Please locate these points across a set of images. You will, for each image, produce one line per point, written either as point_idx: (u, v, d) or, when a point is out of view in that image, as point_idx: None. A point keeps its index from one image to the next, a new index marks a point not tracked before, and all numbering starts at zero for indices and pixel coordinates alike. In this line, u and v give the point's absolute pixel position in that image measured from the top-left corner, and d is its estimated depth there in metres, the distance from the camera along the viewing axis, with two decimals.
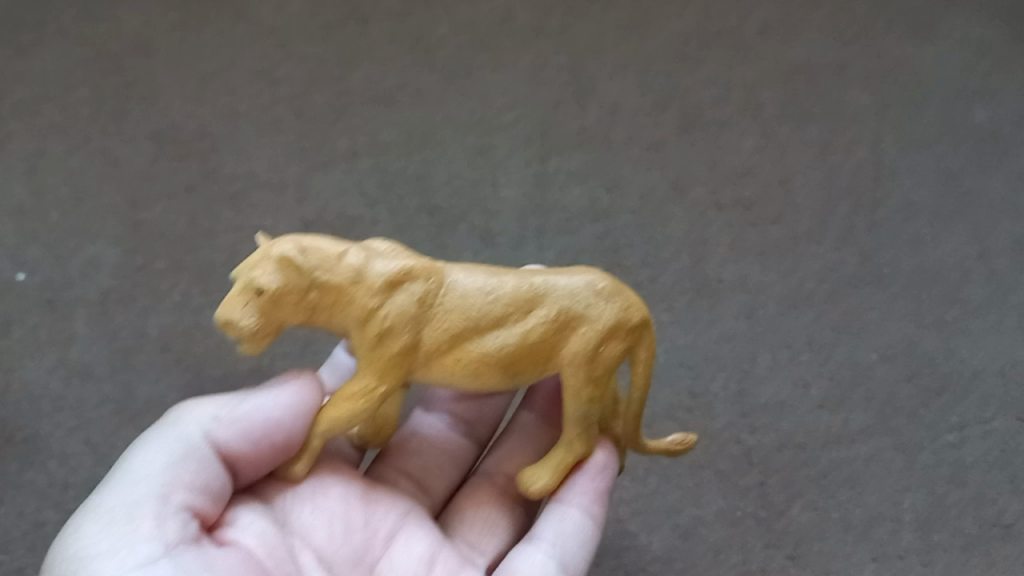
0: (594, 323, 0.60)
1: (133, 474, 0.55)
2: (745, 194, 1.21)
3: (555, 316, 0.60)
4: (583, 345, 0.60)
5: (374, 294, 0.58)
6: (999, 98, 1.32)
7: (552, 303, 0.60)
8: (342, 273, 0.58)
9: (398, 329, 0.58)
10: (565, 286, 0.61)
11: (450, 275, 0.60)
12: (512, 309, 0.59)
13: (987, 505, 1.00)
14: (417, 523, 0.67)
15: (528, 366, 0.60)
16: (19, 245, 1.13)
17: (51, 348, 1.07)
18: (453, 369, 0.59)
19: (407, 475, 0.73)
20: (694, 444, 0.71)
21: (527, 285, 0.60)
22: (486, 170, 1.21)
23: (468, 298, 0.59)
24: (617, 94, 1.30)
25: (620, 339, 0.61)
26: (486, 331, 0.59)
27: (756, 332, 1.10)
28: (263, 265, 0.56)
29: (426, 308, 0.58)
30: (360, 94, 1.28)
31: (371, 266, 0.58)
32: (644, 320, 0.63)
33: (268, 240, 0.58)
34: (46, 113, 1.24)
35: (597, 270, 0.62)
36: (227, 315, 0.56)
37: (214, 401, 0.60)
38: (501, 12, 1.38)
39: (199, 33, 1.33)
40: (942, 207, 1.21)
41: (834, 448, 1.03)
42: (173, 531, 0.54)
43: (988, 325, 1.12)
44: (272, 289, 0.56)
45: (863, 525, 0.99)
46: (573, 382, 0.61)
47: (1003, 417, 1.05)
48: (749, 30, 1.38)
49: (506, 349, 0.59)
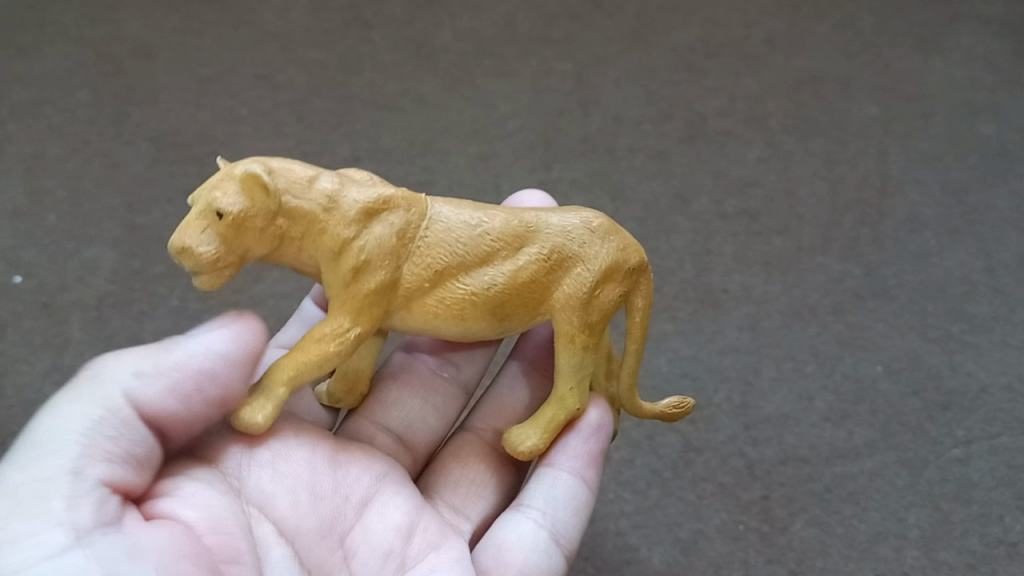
0: (588, 264, 0.61)
1: (41, 447, 0.51)
2: (749, 204, 1.20)
3: (548, 254, 0.61)
4: (576, 287, 0.61)
5: (349, 224, 0.58)
6: (1006, 111, 1.30)
7: (543, 240, 0.61)
8: (315, 199, 0.57)
9: (377, 262, 0.58)
10: (559, 225, 0.62)
11: (431, 209, 0.60)
12: (501, 246, 0.60)
13: (993, 523, 0.98)
14: (392, 489, 0.64)
15: (514, 306, 0.61)
16: (16, 247, 1.12)
17: (45, 352, 1.05)
18: (434, 305, 0.60)
19: (389, 431, 0.73)
20: (690, 408, 0.72)
21: (517, 222, 0.61)
22: (488, 177, 1.20)
23: (453, 233, 0.60)
24: (620, 102, 1.29)
25: (615, 281, 0.63)
26: (473, 269, 0.60)
27: (759, 344, 1.09)
28: (225, 186, 0.55)
29: (405, 241, 0.59)
30: (362, 100, 1.27)
31: (345, 194, 0.58)
32: (642, 264, 0.64)
33: (231, 163, 0.57)
34: (45, 115, 1.23)
35: (591, 210, 0.64)
36: (183, 239, 0.55)
37: (130, 353, 0.55)
38: (505, 20, 1.37)
39: (200, 37, 1.32)
40: (949, 220, 1.19)
41: (838, 462, 1.02)
42: (88, 512, 0.49)
43: (995, 340, 1.10)
44: (233, 213, 0.55)
45: (867, 541, 0.97)
46: (570, 328, 0.62)
47: (1010, 433, 1.04)
48: (754, 40, 1.37)
49: (496, 287, 0.60)
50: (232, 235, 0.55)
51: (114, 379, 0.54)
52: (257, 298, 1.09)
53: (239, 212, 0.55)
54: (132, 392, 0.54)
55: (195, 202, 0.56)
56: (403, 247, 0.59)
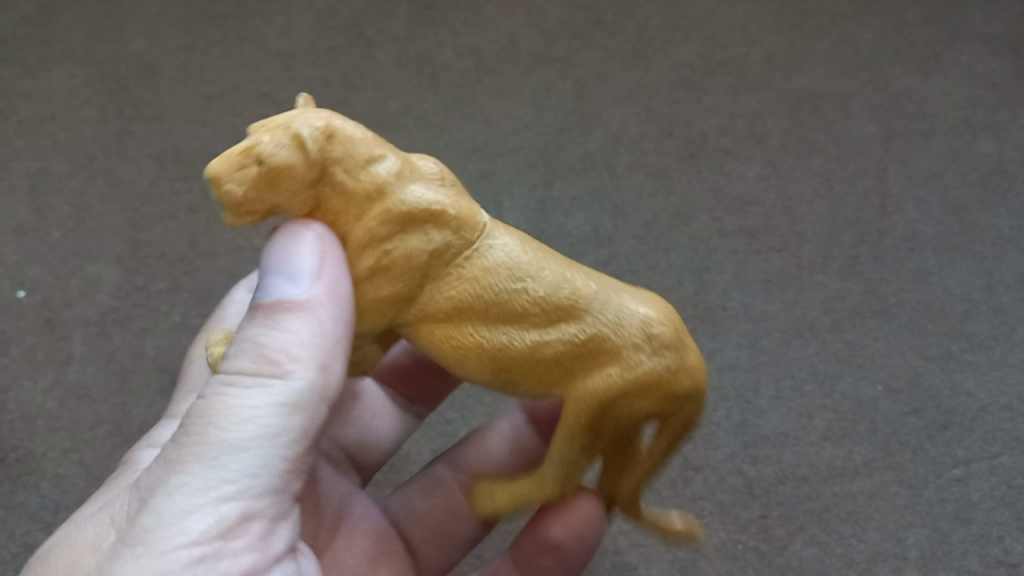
0: (626, 370, 0.50)
1: (251, 465, 0.49)
2: (749, 221, 1.20)
3: (584, 339, 0.50)
4: (602, 387, 0.50)
5: (384, 223, 0.50)
6: (1007, 129, 1.30)
7: (588, 324, 0.51)
8: (365, 183, 0.50)
9: (396, 274, 0.50)
10: (615, 313, 0.51)
11: (484, 240, 0.52)
12: (536, 310, 0.50)
13: (994, 544, 0.99)
14: (357, 516, 0.73)
15: (523, 374, 0.51)
16: (20, 264, 1.14)
17: (47, 367, 1.06)
18: (437, 342, 0.51)
19: (343, 450, 0.79)
20: (690, 534, 0.66)
21: (569, 292, 0.51)
22: (488, 195, 1.21)
23: (491, 274, 0.51)
24: (621, 120, 1.30)
25: (655, 399, 0.51)
26: (494, 321, 0.51)
27: (758, 362, 1.09)
28: (278, 134, 0.49)
29: (435, 263, 0.51)
30: (364, 118, 1.28)
31: (398, 189, 0.50)
32: (694, 393, 0.52)
33: (304, 108, 0.51)
34: (51, 132, 1.24)
35: (665, 311, 0.52)
36: (219, 169, 0.49)
37: (281, 333, 0.51)
38: (507, 38, 1.38)
39: (205, 55, 1.33)
40: (948, 238, 1.19)
41: (837, 481, 1.02)
42: (279, 533, 0.53)
43: (996, 359, 1.10)
44: (270, 163, 0.48)
45: (866, 561, 0.98)
46: (574, 420, 0.51)
47: (1010, 453, 1.04)
48: (754, 59, 1.37)
49: (509, 348, 0.50)
50: (263, 186, 0.49)
51: (282, 373, 0.51)
52: None
53: (277, 165, 0.48)
54: (309, 388, 0.51)
55: (248, 135, 0.50)
56: (433, 267, 0.51)
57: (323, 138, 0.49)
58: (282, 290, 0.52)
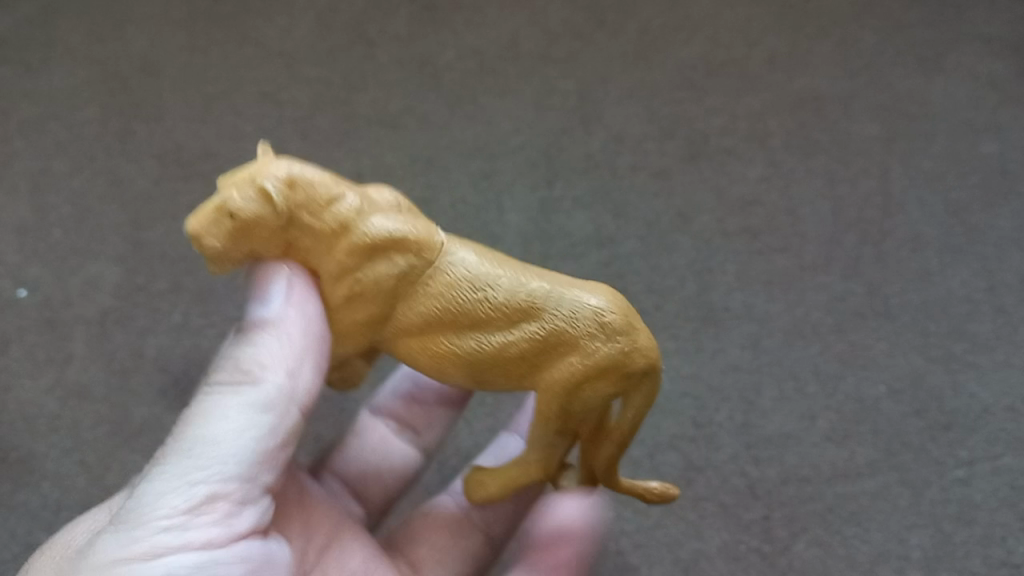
0: (583, 358, 0.55)
1: (219, 450, 0.56)
2: (751, 222, 1.20)
3: (544, 336, 0.55)
4: (564, 377, 0.55)
5: (352, 253, 0.55)
6: (1009, 131, 1.30)
7: (545, 321, 0.55)
8: (329, 221, 0.55)
9: (368, 298, 0.56)
10: (567, 307, 0.55)
11: (446, 256, 0.56)
12: (498, 316, 0.55)
13: (995, 544, 0.99)
14: (350, 540, 0.72)
15: (493, 374, 0.57)
16: (21, 263, 1.13)
17: (48, 367, 1.06)
18: (418, 353, 0.57)
19: (343, 483, 0.81)
20: (670, 496, 0.68)
21: (525, 295, 0.55)
22: (490, 195, 1.21)
23: (454, 287, 0.56)
24: (623, 120, 1.29)
25: (612, 381, 0.56)
26: (463, 330, 0.56)
27: (761, 363, 1.09)
28: (241, 187, 0.54)
29: (404, 283, 0.56)
30: (366, 118, 1.28)
31: (360, 220, 0.55)
32: (648, 369, 0.56)
33: (263, 159, 0.56)
34: (53, 132, 1.24)
35: (614, 297, 0.57)
36: (196, 228, 0.55)
37: (256, 349, 0.59)
38: (508, 39, 1.38)
39: (206, 54, 1.33)
40: (950, 239, 1.19)
41: (839, 482, 1.02)
42: (247, 517, 0.58)
43: (998, 360, 1.10)
44: (241, 216, 0.54)
45: (869, 562, 0.98)
46: (545, 407, 0.57)
47: (1013, 454, 1.04)
48: (757, 59, 1.37)
49: (479, 353, 0.56)
50: (238, 236, 0.55)
51: (253, 379, 0.58)
52: None
53: (247, 216, 0.54)
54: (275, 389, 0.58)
55: (216, 192, 0.56)
56: (401, 289, 0.56)
57: (286, 186, 0.55)
58: (259, 313, 0.60)
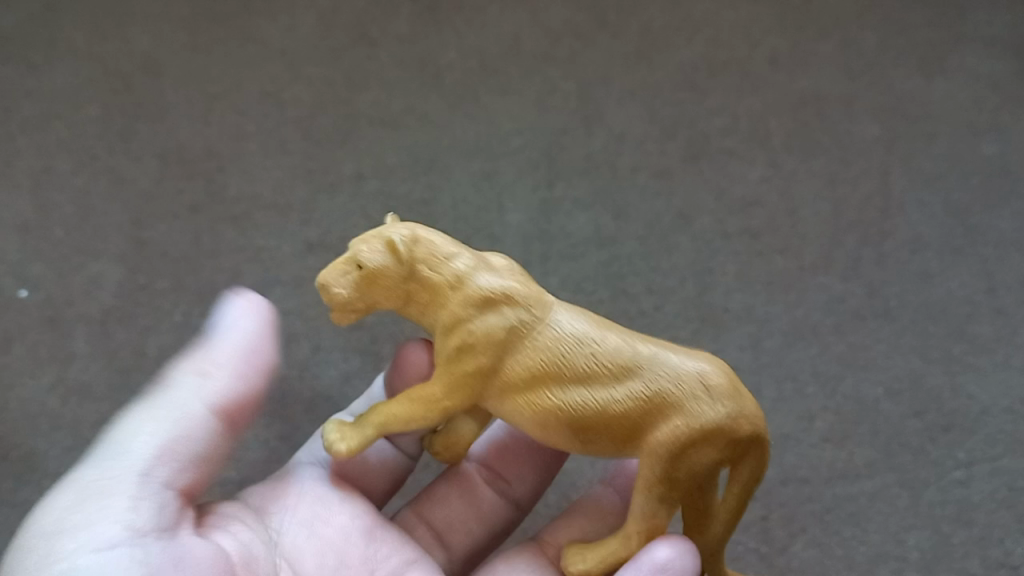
0: (688, 418, 0.59)
1: (119, 449, 0.63)
2: (752, 223, 1.20)
3: (647, 393, 0.60)
4: (670, 435, 0.59)
5: (467, 307, 0.61)
6: (1009, 132, 1.30)
7: (649, 381, 0.60)
8: (446, 277, 0.62)
9: (479, 351, 0.61)
10: (670, 369, 0.60)
11: (554, 317, 0.62)
12: (603, 372, 0.60)
13: (993, 545, 0.99)
14: (417, 574, 0.73)
15: (598, 433, 0.60)
16: (23, 262, 1.14)
17: (50, 365, 1.07)
18: (524, 407, 0.61)
19: (429, 526, 0.82)
20: None
21: (629, 356, 0.61)
22: (491, 195, 1.21)
23: (563, 345, 0.60)
24: (624, 121, 1.30)
25: (721, 442, 0.60)
26: (569, 384, 0.60)
27: (760, 363, 1.09)
28: (372, 243, 0.62)
29: (514, 339, 0.61)
30: (368, 118, 1.28)
31: (474, 278, 0.62)
32: (754, 438, 0.62)
33: (390, 223, 0.64)
34: (55, 130, 1.24)
35: (716, 365, 0.62)
36: (328, 277, 0.62)
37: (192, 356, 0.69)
38: (510, 38, 1.38)
39: (208, 53, 1.33)
40: (950, 241, 1.19)
41: (838, 482, 1.02)
42: (145, 511, 0.61)
43: (997, 361, 1.10)
44: (370, 267, 0.61)
45: (866, 563, 0.98)
46: (653, 473, 0.60)
47: (1012, 455, 1.04)
48: (758, 59, 1.37)
49: (581, 408, 0.60)
50: (364, 287, 0.61)
51: (174, 381, 0.67)
52: None
53: (375, 268, 0.61)
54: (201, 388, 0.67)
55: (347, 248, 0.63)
56: (510, 346, 0.61)
57: (409, 244, 0.62)
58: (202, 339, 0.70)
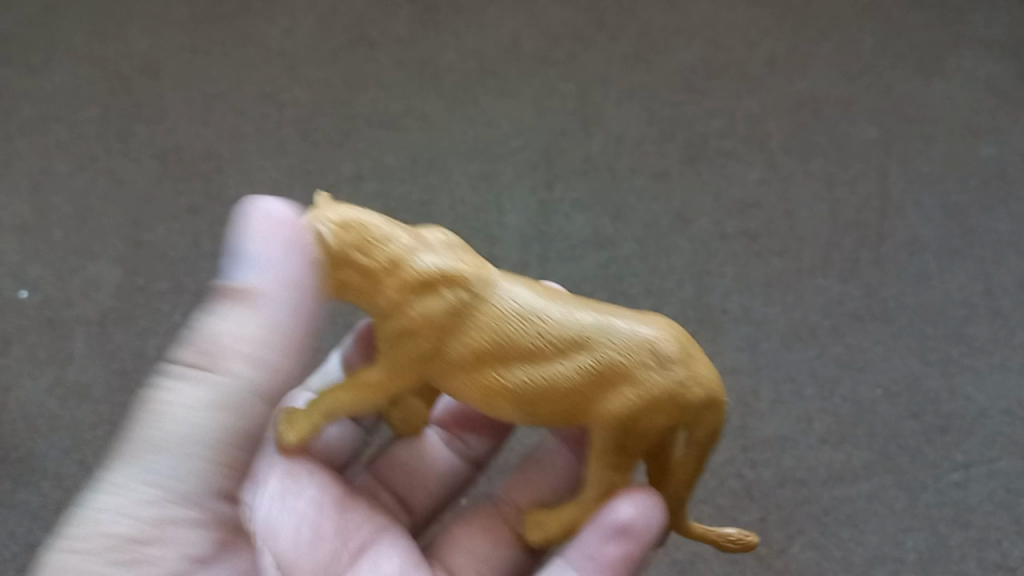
0: (637, 388, 0.56)
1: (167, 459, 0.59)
2: (750, 225, 1.20)
3: (595, 366, 0.56)
4: (620, 407, 0.56)
5: (404, 289, 0.57)
6: (1007, 134, 1.31)
7: (596, 352, 0.57)
8: (380, 257, 0.58)
9: (419, 334, 0.57)
10: (617, 336, 0.57)
11: (497, 291, 0.58)
12: (549, 347, 0.57)
13: (990, 547, 1.00)
14: (388, 542, 0.68)
15: (547, 410, 0.57)
16: (22, 263, 1.14)
17: (48, 367, 1.07)
18: (469, 388, 0.58)
19: (392, 491, 0.78)
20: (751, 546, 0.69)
21: (574, 327, 0.57)
22: (490, 196, 1.21)
23: (506, 321, 0.57)
24: (622, 122, 1.30)
25: (673, 410, 0.57)
26: (514, 362, 0.57)
27: (758, 365, 1.09)
28: (301, 232, 0.58)
29: (455, 318, 0.57)
30: (367, 119, 1.28)
31: (409, 257, 0.58)
32: (711, 400, 0.58)
33: (324, 203, 0.60)
34: (54, 131, 1.25)
35: (665, 327, 0.59)
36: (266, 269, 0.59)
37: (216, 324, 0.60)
38: (509, 40, 1.38)
39: (207, 54, 1.33)
40: (948, 243, 1.20)
41: (836, 484, 1.02)
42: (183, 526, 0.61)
43: (994, 364, 1.10)
44: (300, 256, 0.58)
45: (864, 564, 0.98)
46: (606, 441, 0.58)
47: (1009, 457, 1.04)
48: (757, 61, 1.37)
49: (527, 386, 0.57)
50: (300, 277, 0.59)
51: (214, 371, 0.59)
52: None
53: (306, 259, 0.58)
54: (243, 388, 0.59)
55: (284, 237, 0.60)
56: (452, 326, 0.57)
57: (339, 229, 0.58)
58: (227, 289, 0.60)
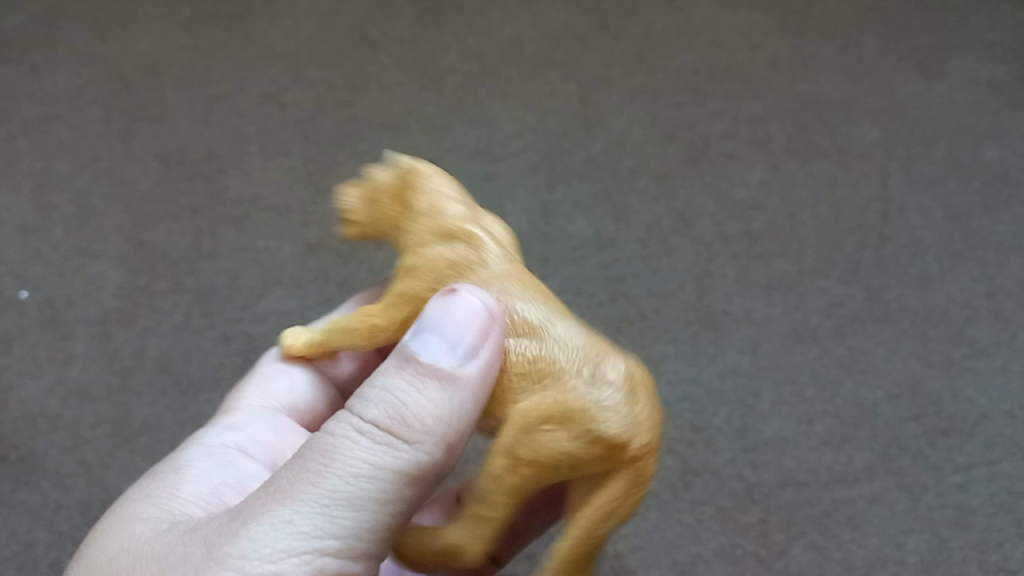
0: (558, 391, 0.47)
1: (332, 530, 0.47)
2: (752, 227, 1.20)
3: (536, 359, 0.48)
4: (534, 404, 0.47)
5: (434, 233, 0.54)
6: (1010, 137, 1.30)
7: (547, 345, 0.49)
8: (428, 202, 0.55)
9: (422, 279, 0.53)
10: (568, 343, 0.49)
11: (503, 273, 0.52)
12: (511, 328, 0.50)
13: (992, 549, 0.99)
14: None
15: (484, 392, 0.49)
16: (24, 263, 1.14)
17: (49, 367, 1.07)
18: None
19: None
20: None
21: (543, 324, 0.50)
22: (491, 197, 1.21)
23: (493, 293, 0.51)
24: (624, 124, 1.30)
25: (576, 431, 0.46)
26: None
27: (758, 367, 1.09)
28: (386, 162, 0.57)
29: (458, 275, 0.52)
30: (369, 120, 1.28)
31: (456, 210, 0.54)
32: (628, 448, 0.46)
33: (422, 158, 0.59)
34: (57, 131, 1.25)
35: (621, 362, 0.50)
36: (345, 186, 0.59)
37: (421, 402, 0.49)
38: (511, 42, 1.38)
39: (209, 55, 1.34)
40: (950, 245, 1.20)
41: (837, 486, 1.02)
42: None
43: (996, 366, 1.10)
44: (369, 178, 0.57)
45: (865, 566, 0.98)
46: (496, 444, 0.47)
47: (1011, 459, 1.04)
48: (759, 63, 1.37)
49: None
50: (366, 200, 0.57)
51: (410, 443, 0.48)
52: (260, 315, 1.09)
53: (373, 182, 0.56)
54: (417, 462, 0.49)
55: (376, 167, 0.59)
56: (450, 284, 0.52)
57: (411, 170, 0.56)
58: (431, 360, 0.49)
